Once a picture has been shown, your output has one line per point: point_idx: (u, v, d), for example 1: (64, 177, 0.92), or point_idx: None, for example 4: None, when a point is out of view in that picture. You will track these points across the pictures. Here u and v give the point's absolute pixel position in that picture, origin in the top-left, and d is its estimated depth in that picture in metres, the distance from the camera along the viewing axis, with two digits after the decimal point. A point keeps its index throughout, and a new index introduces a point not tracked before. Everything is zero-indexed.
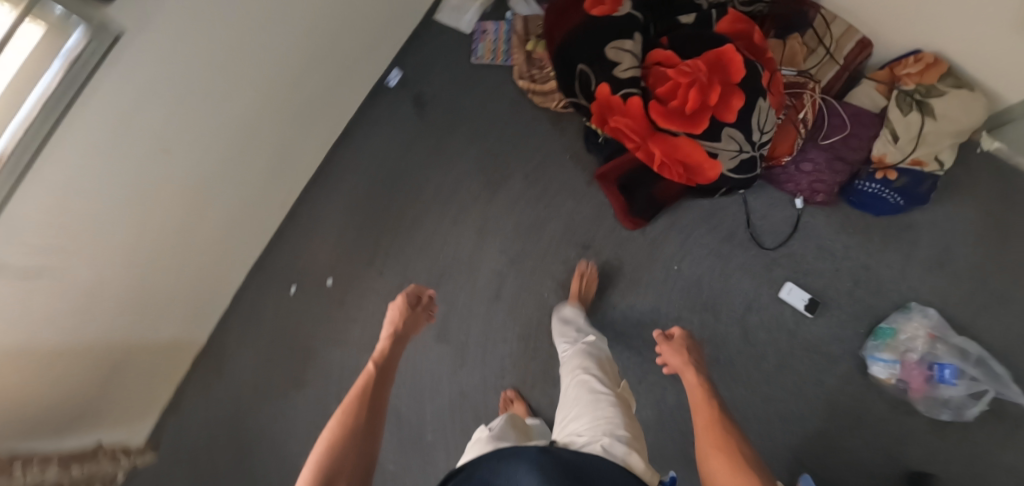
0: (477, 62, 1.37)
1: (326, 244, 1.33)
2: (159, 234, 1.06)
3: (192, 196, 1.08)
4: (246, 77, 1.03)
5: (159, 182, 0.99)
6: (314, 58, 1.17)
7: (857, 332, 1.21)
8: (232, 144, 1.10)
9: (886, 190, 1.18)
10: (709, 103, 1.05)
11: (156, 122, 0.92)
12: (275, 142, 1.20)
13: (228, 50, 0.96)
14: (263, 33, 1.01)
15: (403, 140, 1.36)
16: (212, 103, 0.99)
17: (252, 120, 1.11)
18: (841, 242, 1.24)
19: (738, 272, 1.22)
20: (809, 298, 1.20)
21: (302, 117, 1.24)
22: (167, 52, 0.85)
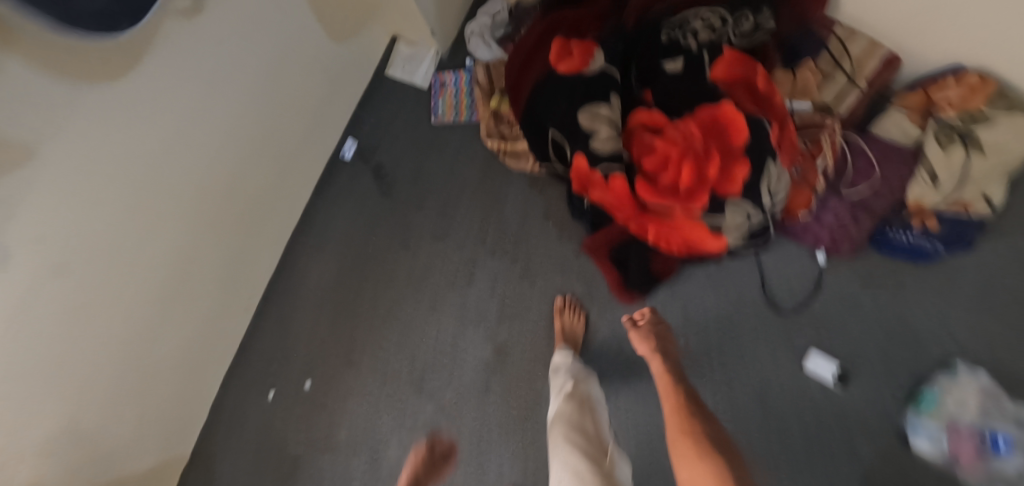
0: (437, 121, 1.20)
1: (300, 343, 1.22)
2: (121, 361, 0.92)
3: (153, 313, 0.95)
4: (185, 176, 0.91)
5: (109, 306, 0.86)
6: (247, 155, 1.03)
7: (895, 398, 1.04)
8: (185, 247, 0.97)
9: (925, 239, 1.01)
10: (707, 175, 0.88)
11: (89, 248, 0.78)
12: (230, 236, 1.07)
13: (138, 183, 0.83)
14: (196, 125, 0.89)
15: (367, 219, 1.22)
16: (152, 212, 0.87)
17: (201, 217, 0.98)
18: (873, 294, 1.07)
19: (752, 341, 1.08)
20: (839, 370, 1.04)
21: (254, 211, 1.11)
22: (84, 172, 0.72)
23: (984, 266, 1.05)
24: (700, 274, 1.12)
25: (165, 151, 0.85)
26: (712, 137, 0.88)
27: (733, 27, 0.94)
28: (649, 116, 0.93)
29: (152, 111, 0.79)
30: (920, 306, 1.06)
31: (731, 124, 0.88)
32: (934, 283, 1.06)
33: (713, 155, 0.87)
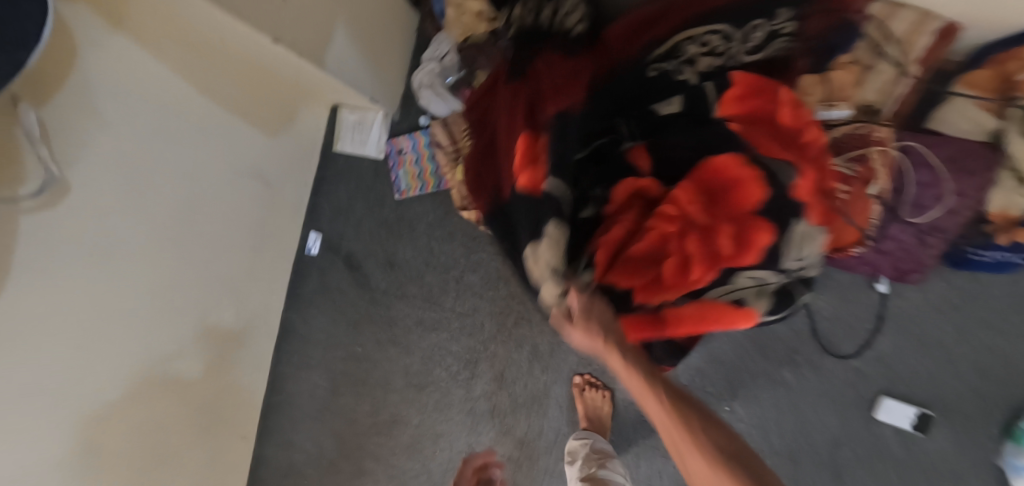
0: (403, 196, 1.03)
1: (306, 461, 1.10)
2: None
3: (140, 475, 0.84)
4: (129, 329, 0.77)
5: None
6: (205, 283, 0.89)
7: (989, 436, 0.89)
8: (161, 398, 0.85)
9: (1014, 257, 0.81)
10: (721, 250, 0.64)
11: (30, 448, 0.66)
12: (209, 363, 0.94)
13: (77, 353, 0.70)
14: (131, 274, 0.75)
15: (352, 317, 1.09)
16: (97, 382, 0.73)
17: (167, 364, 0.85)
18: (949, 323, 0.90)
19: (812, 398, 0.92)
20: (918, 415, 0.88)
21: (228, 341, 0.98)
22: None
23: None
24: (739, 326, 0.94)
25: (85, 349, 0.71)
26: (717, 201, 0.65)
27: (741, 40, 0.78)
28: (627, 185, 0.69)
29: (44, 326, 0.64)
30: (1009, 326, 0.88)
31: (741, 179, 0.64)
32: None
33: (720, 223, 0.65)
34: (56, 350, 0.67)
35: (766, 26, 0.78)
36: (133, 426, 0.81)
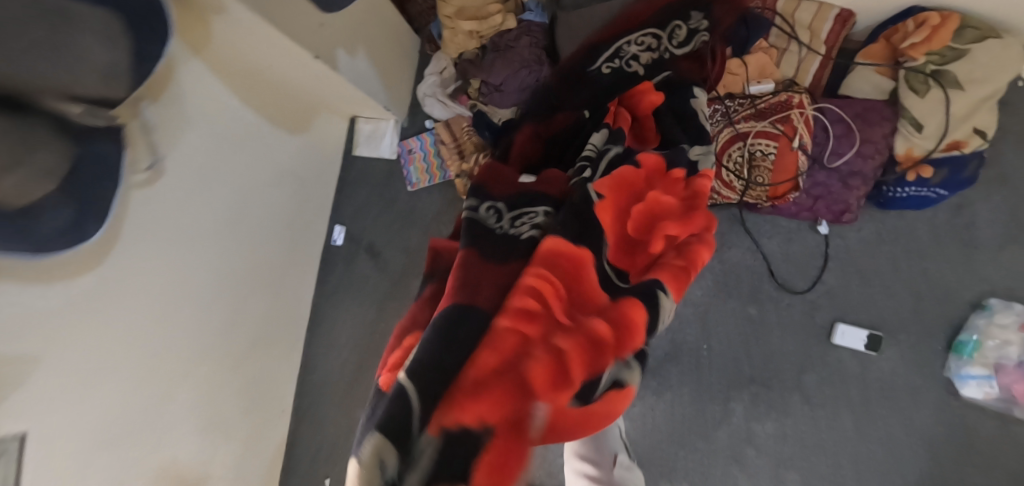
0: (415, 188, 1.21)
1: (339, 433, 1.23)
2: (201, 464, 0.97)
3: (211, 422, 0.99)
4: (201, 293, 0.93)
5: (169, 428, 0.91)
6: (260, 258, 1.05)
7: (933, 351, 1.04)
8: (224, 357, 1.01)
9: (924, 189, 0.96)
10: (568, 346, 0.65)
11: (129, 386, 0.83)
12: (261, 330, 1.10)
13: (164, 307, 0.86)
14: (203, 248, 0.92)
15: (375, 299, 1.24)
16: (178, 335, 0.90)
17: (229, 328, 1.01)
18: (886, 256, 1.05)
19: (777, 330, 1.07)
20: (868, 336, 1.03)
21: (274, 317, 1.13)
22: (101, 332, 0.76)
23: (994, 201, 1.03)
24: (706, 276, 1.10)
25: (170, 305, 0.87)
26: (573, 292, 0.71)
27: (669, 39, 0.97)
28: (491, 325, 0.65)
29: (138, 285, 0.81)
30: (938, 256, 1.04)
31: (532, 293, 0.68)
32: (947, 230, 1.04)
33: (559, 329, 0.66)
34: (143, 312, 0.83)
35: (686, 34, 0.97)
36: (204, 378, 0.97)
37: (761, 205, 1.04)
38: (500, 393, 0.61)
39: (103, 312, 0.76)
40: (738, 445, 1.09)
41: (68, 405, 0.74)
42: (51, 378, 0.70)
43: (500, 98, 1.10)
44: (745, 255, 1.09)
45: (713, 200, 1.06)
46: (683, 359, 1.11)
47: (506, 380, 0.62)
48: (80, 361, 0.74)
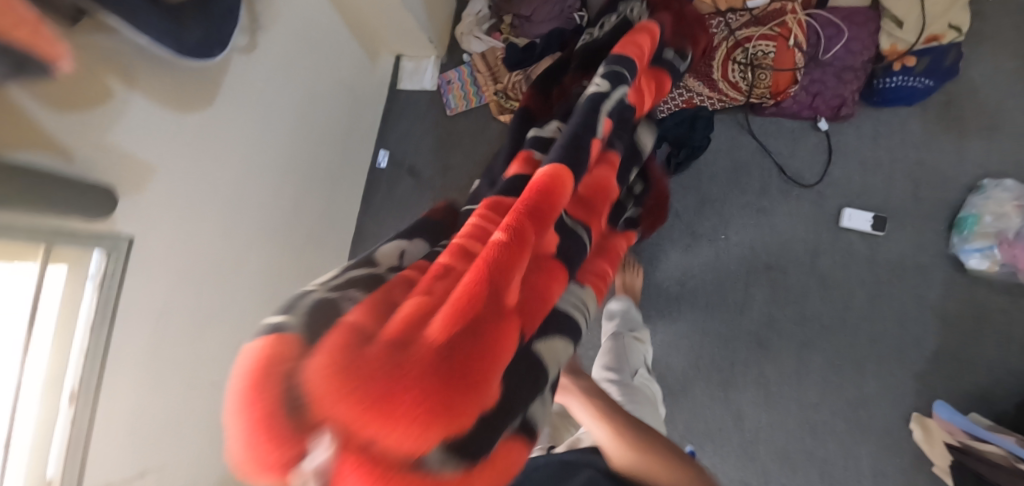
0: (453, 113, 1.36)
1: None
2: (250, 327, 1.08)
3: (265, 293, 1.10)
4: (275, 170, 1.05)
5: (236, 283, 1.02)
6: (320, 156, 1.18)
7: (936, 232, 1.12)
8: (284, 238, 1.12)
9: (910, 78, 1.08)
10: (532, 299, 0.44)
11: (212, 233, 0.94)
12: (313, 225, 1.21)
13: (246, 169, 0.98)
14: (281, 129, 1.05)
15: (414, 215, 1.36)
16: (253, 203, 1.02)
17: (292, 212, 1.13)
18: (884, 148, 1.15)
19: (789, 219, 1.16)
20: (874, 217, 1.12)
21: (326, 219, 1.26)
22: (199, 173, 0.89)
23: (980, 95, 1.14)
24: (720, 175, 1.21)
25: (252, 171, 1.00)
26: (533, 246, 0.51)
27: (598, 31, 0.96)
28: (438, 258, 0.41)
29: (230, 142, 0.94)
30: (932, 146, 1.14)
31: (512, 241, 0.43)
32: (939, 123, 1.14)
33: (531, 299, 0.43)
34: (227, 174, 0.94)
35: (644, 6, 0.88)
36: (268, 249, 1.08)
37: (765, 104, 1.17)
38: (429, 376, 0.30)
39: (202, 156, 0.88)
40: (760, 330, 1.16)
41: (170, 229, 0.85)
42: (160, 199, 0.82)
43: (531, 28, 1.26)
44: (754, 154, 1.20)
45: (722, 103, 1.19)
46: (703, 251, 1.20)
47: (433, 363, 0.31)
48: (181, 192, 0.86)
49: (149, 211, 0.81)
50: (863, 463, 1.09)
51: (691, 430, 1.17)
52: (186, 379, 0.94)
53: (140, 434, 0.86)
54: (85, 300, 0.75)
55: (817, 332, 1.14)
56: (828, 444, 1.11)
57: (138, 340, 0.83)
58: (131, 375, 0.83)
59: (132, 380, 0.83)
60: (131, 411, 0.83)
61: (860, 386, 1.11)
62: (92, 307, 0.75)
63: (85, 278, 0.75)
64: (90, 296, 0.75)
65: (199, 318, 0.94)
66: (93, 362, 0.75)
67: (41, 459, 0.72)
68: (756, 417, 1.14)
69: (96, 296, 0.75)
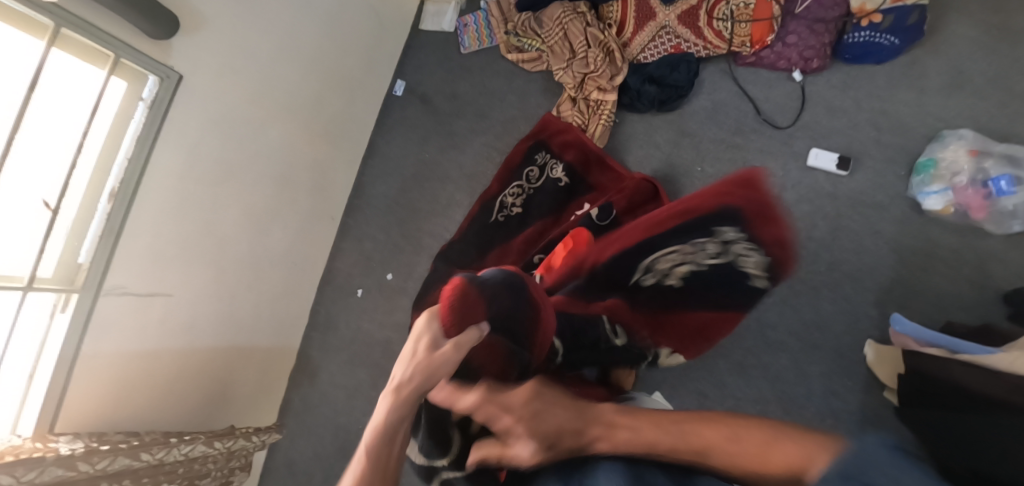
0: (466, 51, 1.50)
1: (375, 242, 1.47)
2: (266, 198, 1.21)
3: (284, 171, 1.24)
4: (303, 62, 1.20)
5: (258, 152, 1.16)
6: (344, 66, 1.33)
7: (897, 174, 1.21)
8: (305, 127, 1.27)
9: (876, 34, 1.19)
10: None
11: (243, 98, 1.08)
12: (331, 126, 1.36)
13: (279, 52, 1.14)
14: (312, 26, 1.20)
15: (420, 138, 1.50)
16: (281, 85, 1.17)
17: (313, 107, 1.28)
18: (850, 98, 1.26)
19: (758, 156, 1.28)
20: (838, 157, 1.22)
21: (342, 126, 1.40)
22: (239, 39, 1.03)
23: (944, 56, 1.23)
24: (701, 114, 1.33)
25: (284, 55, 1.15)
26: (582, 431, 0.66)
27: (528, 181, 1.36)
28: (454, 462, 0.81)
29: (268, 22, 1.08)
30: (895, 98, 1.24)
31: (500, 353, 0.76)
32: (902, 80, 1.24)
33: None
34: (263, 51, 1.10)
35: (564, 163, 1.33)
36: (289, 132, 1.22)
37: (745, 53, 1.29)
38: None
39: (241, 26, 1.03)
40: None
41: (209, 80, 1.00)
42: (210, 51, 0.98)
43: None
44: (732, 97, 1.32)
45: (707, 52, 1.31)
46: (680, 180, 1.31)
47: None
48: (223, 51, 1.00)
49: (194, 57, 0.95)
50: (815, 383, 1.17)
51: None
52: (206, 220, 1.07)
53: (155, 252, 0.99)
54: (136, 114, 0.90)
55: None
56: (779, 360, 1.20)
57: (172, 168, 0.97)
58: (160, 195, 0.96)
59: (160, 199, 0.96)
60: (149, 237, 0.97)
61: (816, 309, 1.20)
62: (141, 125, 0.90)
63: (138, 99, 0.90)
64: (141, 114, 0.90)
65: (223, 172, 1.08)
66: (133, 173, 0.89)
67: (78, 242, 0.87)
68: None
69: (146, 113, 0.90)
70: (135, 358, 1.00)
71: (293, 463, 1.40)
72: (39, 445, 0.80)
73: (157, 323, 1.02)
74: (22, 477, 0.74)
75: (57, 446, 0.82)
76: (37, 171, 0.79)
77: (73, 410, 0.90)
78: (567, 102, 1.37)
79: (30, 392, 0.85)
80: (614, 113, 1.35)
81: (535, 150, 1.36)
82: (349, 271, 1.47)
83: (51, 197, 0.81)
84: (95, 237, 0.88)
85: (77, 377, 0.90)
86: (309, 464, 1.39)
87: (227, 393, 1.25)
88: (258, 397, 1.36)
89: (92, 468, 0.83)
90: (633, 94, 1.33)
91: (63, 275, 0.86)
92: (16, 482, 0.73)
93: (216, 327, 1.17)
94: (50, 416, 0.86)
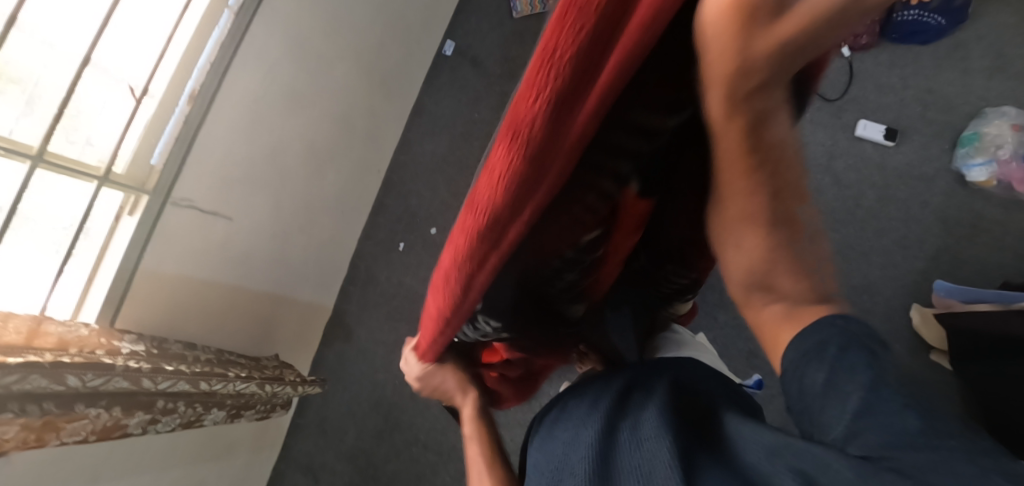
0: (518, 16, 1.51)
1: (422, 198, 1.45)
2: (325, 133, 1.19)
3: (343, 109, 1.23)
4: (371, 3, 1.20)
5: (324, 84, 1.14)
6: (405, 14, 1.33)
7: (942, 148, 1.25)
8: (366, 69, 1.26)
9: (925, 13, 1.23)
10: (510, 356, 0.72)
11: (317, 26, 1.07)
12: (387, 75, 1.35)
13: None
14: None
15: (470, 97, 1.50)
16: (350, 21, 1.16)
17: (376, 51, 1.27)
18: (897, 76, 1.31)
19: (809, 127, 1.32)
20: (885, 129, 1.27)
21: (396, 78, 1.40)
22: None
23: (986, 40, 1.28)
24: None
25: None
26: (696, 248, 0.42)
27: None
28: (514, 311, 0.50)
29: None
30: (939, 76, 1.29)
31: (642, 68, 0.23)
32: (947, 60, 1.29)
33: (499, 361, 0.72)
34: None
35: None
36: (352, 71, 1.21)
37: None
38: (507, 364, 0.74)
39: None
40: None
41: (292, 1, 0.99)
42: None
43: None
44: None
45: None
46: None
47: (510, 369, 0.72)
48: None
49: None
50: None
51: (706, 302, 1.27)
52: (272, 145, 1.05)
53: (223, 168, 0.95)
54: (219, 22, 0.88)
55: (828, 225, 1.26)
56: None
57: (248, 81, 0.94)
58: (236, 108, 0.94)
59: (234, 113, 0.94)
60: (221, 152, 0.94)
61: (865, 273, 1.22)
62: (224, 34, 0.88)
63: (224, 7, 0.88)
64: (225, 22, 0.88)
65: (291, 101, 1.06)
66: (212, 81, 0.87)
67: (152, 142, 0.84)
68: None
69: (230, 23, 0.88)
70: (193, 278, 0.96)
71: (325, 417, 1.38)
72: (104, 342, 0.75)
73: (218, 240, 0.99)
74: (89, 383, 0.68)
75: (120, 347, 0.77)
76: (127, 56, 0.80)
77: (132, 314, 0.86)
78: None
79: (89, 296, 0.81)
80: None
81: None
82: (393, 225, 1.45)
83: (138, 83, 0.82)
84: (170, 139, 0.85)
85: (137, 286, 0.86)
86: (345, 416, 1.36)
87: (271, 334, 1.22)
88: (296, 344, 1.32)
89: (154, 386, 0.77)
90: None
91: (138, 175, 0.83)
92: (82, 386, 0.67)
93: (268, 263, 1.14)
94: (111, 310, 0.82)
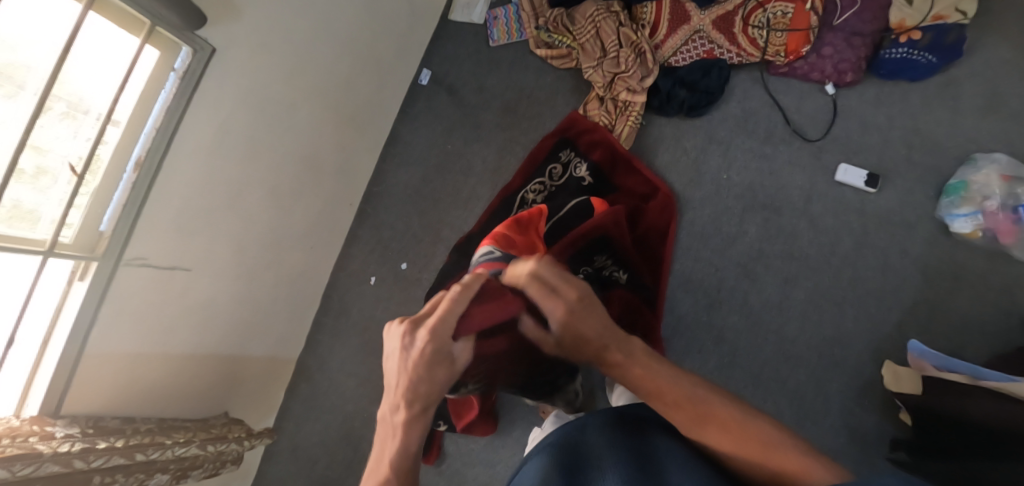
0: (494, 45, 1.48)
1: (394, 231, 1.46)
2: (289, 178, 1.20)
3: (308, 152, 1.23)
4: (337, 46, 1.19)
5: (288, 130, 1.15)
6: (376, 50, 1.32)
7: (927, 194, 1.19)
8: (333, 110, 1.26)
9: (913, 51, 1.17)
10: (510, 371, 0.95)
11: (274, 72, 1.06)
12: (358, 109, 1.35)
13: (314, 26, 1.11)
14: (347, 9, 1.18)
15: (445, 127, 1.49)
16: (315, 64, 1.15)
17: (343, 90, 1.27)
18: (884, 114, 1.24)
19: (788, 168, 1.27)
20: (868, 175, 1.21)
21: (368, 113, 1.39)
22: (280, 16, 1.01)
23: (981, 77, 1.20)
24: (731, 121, 1.31)
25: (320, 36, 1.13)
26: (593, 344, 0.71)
27: (550, 179, 1.35)
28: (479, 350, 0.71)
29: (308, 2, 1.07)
30: (929, 117, 1.22)
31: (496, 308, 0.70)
32: (936, 98, 1.21)
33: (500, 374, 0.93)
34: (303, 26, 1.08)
35: (589, 162, 1.32)
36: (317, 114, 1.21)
37: (778, 63, 1.28)
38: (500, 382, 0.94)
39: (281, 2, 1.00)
40: (749, 261, 1.25)
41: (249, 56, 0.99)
42: (247, 25, 0.95)
43: None
44: (763, 106, 1.30)
45: (739, 59, 1.29)
46: (705, 186, 1.30)
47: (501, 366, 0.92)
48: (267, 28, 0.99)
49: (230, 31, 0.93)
50: (832, 400, 1.15)
51: (672, 347, 1.24)
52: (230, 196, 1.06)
53: (176, 230, 0.98)
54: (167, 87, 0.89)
55: (800, 274, 1.22)
56: (796, 374, 1.18)
57: (201, 135, 0.95)
58: (187, 166, 0.95)
59: (185, 171, 0.95)
60: (178, 203, 0.96)
61: (838, 324, 1.18)
62: (170, 97, 0.89)
63: (170, 70, 0.88)
64: (171, 85, 0.89)
65: (249, 150, 1.07)
66: (157, 147, 0.89)
67: (100, 209, 0.86)
68: (735, 341, 1.22)
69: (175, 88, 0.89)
70: (148, 340, 1.00)
71: (298, 443, 1.41)
72: (36, 429, 0.80)
73: (174, 299, 1.03)
74: (17, 472, 0.72)
75: (52, 432, 0.82)
76: (80, 102, 0.79)
77: (86, 375, 0.91)
78: (594, 101, 1.36)
79: (39, 368, 0.85)
80: (641, 116, 1.34)
81: (560, 147, 1.36)
82: (365, 257, 1.47)
83: (103, 110, 0.82)
84: (118, 207, 0.87)
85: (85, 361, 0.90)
86: (314, 443, 1.40)
87: (236, 372, 1.26)
88: (265, 380, 1.36)
89: (86, 465, 0.82)
90: (665, 96, 1.31)
91: (86, 242, 0.86)
92: (11, 476, 0.72)
93: (233, 306, 1.17)
94: (65, 372, 0.86)
